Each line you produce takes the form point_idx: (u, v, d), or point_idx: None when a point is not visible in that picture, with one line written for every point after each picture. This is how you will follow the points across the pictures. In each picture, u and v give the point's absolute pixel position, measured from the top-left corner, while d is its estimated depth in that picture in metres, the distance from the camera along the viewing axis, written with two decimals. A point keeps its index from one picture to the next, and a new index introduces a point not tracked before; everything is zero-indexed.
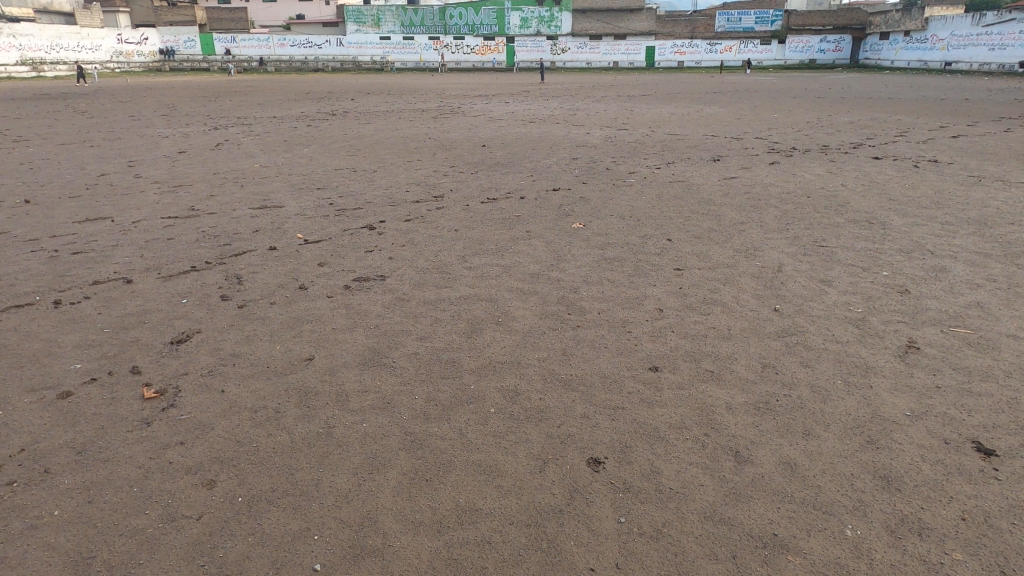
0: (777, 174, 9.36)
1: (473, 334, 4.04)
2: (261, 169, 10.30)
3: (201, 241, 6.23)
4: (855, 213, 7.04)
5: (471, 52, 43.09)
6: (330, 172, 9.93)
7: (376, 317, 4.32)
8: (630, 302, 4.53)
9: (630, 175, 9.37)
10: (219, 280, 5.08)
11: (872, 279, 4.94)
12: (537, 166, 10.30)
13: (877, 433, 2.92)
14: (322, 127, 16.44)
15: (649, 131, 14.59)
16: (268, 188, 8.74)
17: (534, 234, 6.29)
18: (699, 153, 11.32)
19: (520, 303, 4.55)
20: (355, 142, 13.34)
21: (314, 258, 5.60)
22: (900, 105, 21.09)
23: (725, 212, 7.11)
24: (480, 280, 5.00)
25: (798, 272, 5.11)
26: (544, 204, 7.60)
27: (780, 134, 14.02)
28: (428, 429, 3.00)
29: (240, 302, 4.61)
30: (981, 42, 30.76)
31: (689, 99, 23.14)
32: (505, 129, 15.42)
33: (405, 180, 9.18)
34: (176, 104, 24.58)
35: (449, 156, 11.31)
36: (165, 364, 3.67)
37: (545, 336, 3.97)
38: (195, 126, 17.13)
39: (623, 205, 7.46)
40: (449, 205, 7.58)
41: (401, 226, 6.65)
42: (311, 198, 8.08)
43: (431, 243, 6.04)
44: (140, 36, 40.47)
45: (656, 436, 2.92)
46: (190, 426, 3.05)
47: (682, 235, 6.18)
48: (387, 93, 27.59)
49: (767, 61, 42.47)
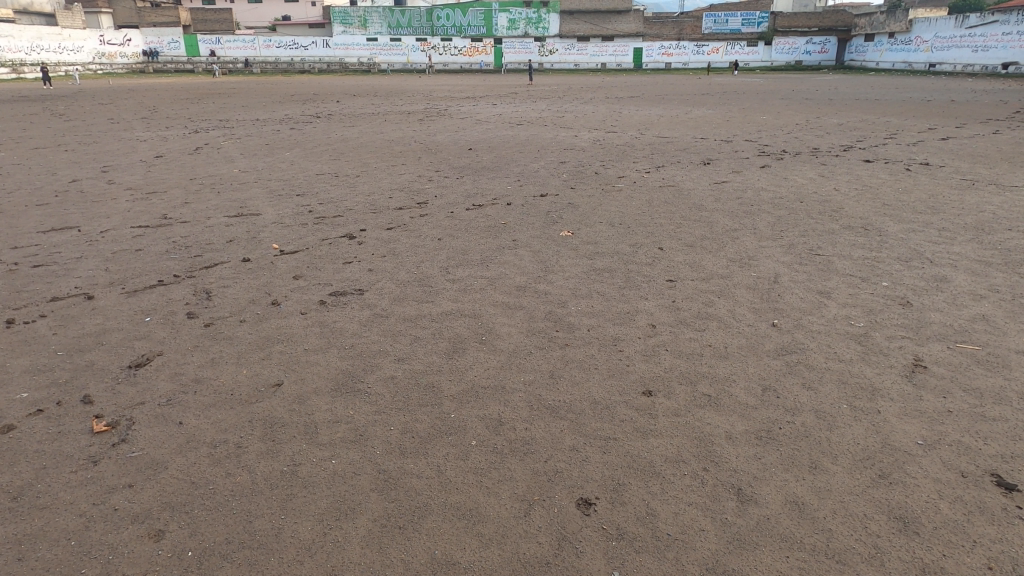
0: (768, 178, 9.19)
1: (455, 355, 3.79)
2: (240, 175, 9.99)
3: (171, 252, 5.93)
4: (850, 219, 6.87)
5: (458, 54, 42.85)
6: (312, 178, 9.63)
7: (352, 336, 4.06)
8: (621, 317, 4.30)
9: (620, 180, 9.17)
10: (186, 295, 4.79)
11: (873, 290, 4.75)
12: (524, 170, 10.08)
13: (889, 465, 2.71)
14: (306, 130, 16.13)
15: (638, 133, 14.43)
16: (246, 195, 8.44)
17: (521, 243, 6.06)
18: (689, 157, 11.15)
19: (505, 319, 4.31)
20: (338, 146, 13.05)
21: (289, 271, 5.33)
22: (887, 106, 21.10)
23: (717, 218, 6.91)
24: (464, 294, 4.76)
25: (796, 283, 4.91)
26: (531, 210, 7.37)
27: (769, 137, 13.91)
28: (403, 466, 2.75)
29: (207, 320, 4.33)
30: (964, 43, 30.99)
31: (677, 101, 23.02)
32: (493, 131, 15.19)
33: (389, 186, 8.92)
34: (157, 107, 24.11)
35: (434, 160, 11.05)
36: (119, 391, 3.39)
37: (532, 356, 3.73)
38: (175, 130, 16.74)
39: (613, 211, 7.25)
40: (434, 212, 7.33)
41: (382, 234, 6.38)
42: (290, 205, 7.79)
43: (413, 253, 5.79)
44: (122, 37, 39.84)
45: (651, 471, 2.69)
46: (140, 465, 2.78)
47: (674, 244, 5.96)
48: (373, 95, 27.21)
49: (754, 63, 42.58)
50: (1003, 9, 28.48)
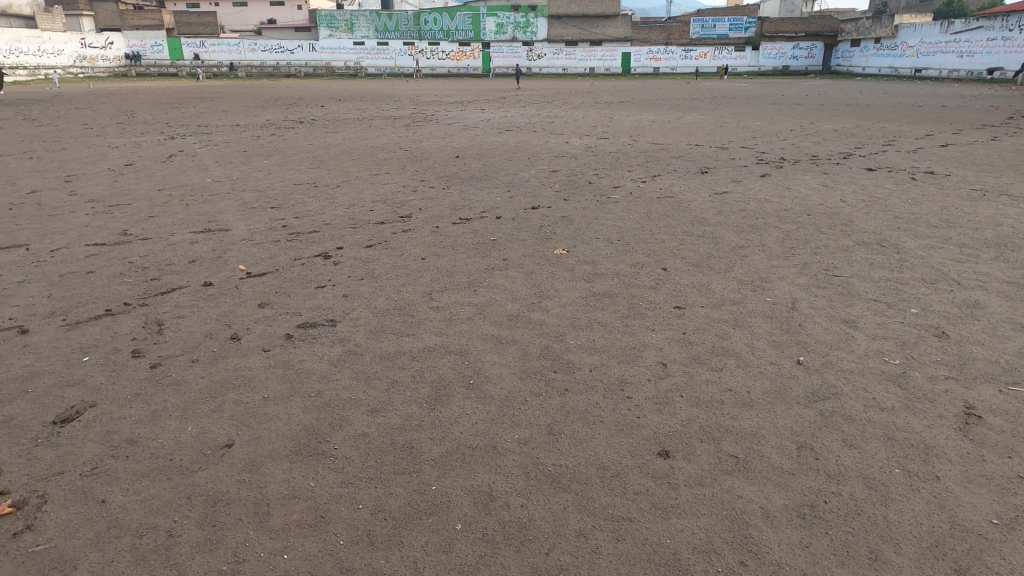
0: (770, 188, 8.78)
1: (437, 405, 3.26)
2: (212, 185, 9.40)
3: (125, 275, 5.36)
4: (862, 234, 6.43)
5: (446, 58, 42.43)
6: (289, 188, 9.09)
7: (320, 381, 3.54)
8: (627, 354, 3.81)
9: (615, 190, 8.71)
10: (135, 329, 4.24)
11: (903, 319, 4.28)
12: (514, 179, 9.61)
13: (964, 557, 2.23)
14: (287, 136, 15.60)
15: (631, 140, 13.98)
16: (217, 207, 7.90)
17: (513, 263, 5.56)
18: (685, 165, 10.75)
19: (496, 356, 3.80)
20: (320, 154, 12.47)
21: (254, 298, 4.79)
22: (878, 112, 20.88)
23: (722, 233, 6.46)
24: (449, 325, 4.25)
25: (816, 310, 4.45)
26: (522, 224, 6.89)
27: (765, 143, 13.56)
28: (372, 563, 2.23)
29: (154, 360, 3.78)
30: (950, 49, 31.00)
31: (668, 106, 22.63)
32: (481, 137, 14.74)
33: (371, 197, 8.40)
34: (135, 111, 23.42)
35: (420, 169, 10.54)
36: (36, 458, 2.84)
37: (527, 405, 3.24)
38: (151, 135, 16.12)
39: (609, 225, 6.77)
40: (418, 227, 6.82)
41: (361, 253, 5.87)
42: (263, 220, 7.24)
43: (394, 275, 5.26)
44: (104, 39, 39.07)
45: (678, 568, 2.19)
46: (43, 565, 2.23)
47: (678, 263, 5.49)
48: (358, 100, 26.61)
49: (741, 68, 42.46)
50: (989, 14, 28.52)
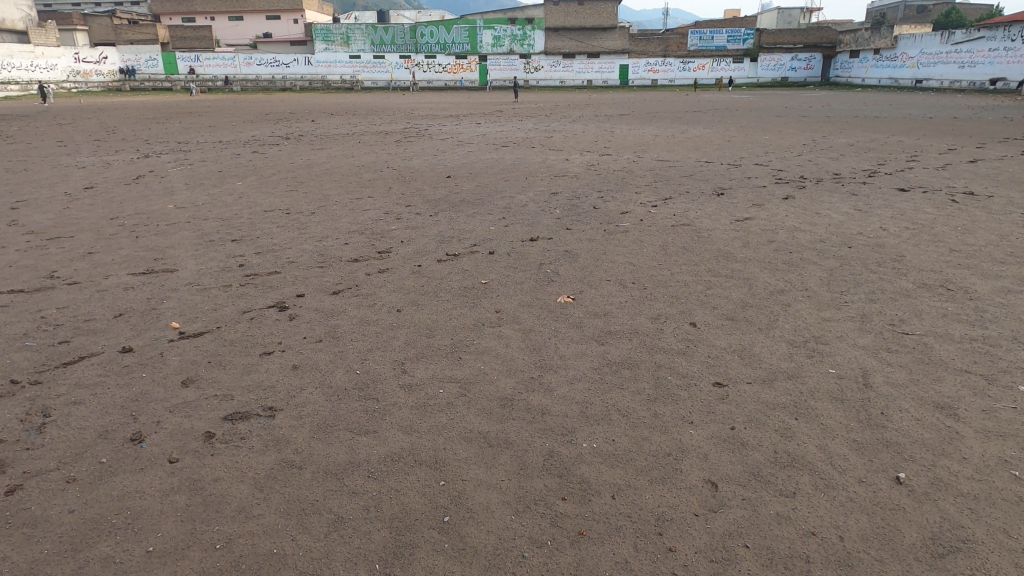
0: (797, 213, 7.84)
1: (395, 565, 2.26)
2: (173, 212, 8.43)
3: (28, 336, 4.35)
4: (920, 273, 5.45)
5: (443, 71, 41.81)
6: (259, 215, 8.13)
7: (236, 516, 2.53)
8: (661, 467, 2.80)
9: (622, 216, 7.74)
10: (9, 425, 3.23)
11: (1016, 404, 3.28)
12: (510, 203, 8.68)
13: None
14: (270, 154, 14.71)
15: (635, 156, 13.04)
16: (171, 240, 6.93)
17: (508, 317, 4.56)
18: (697, 185, 9.81)
19: (483, 471, 2.79)
20: (300, 174, 11.53)
21: (180, 373, 3.78)
22: (887, 124, 19.98)
23: (754, 273, 5.49)
24: (422, 417, 3.24)
25: (898, 389, 3.45)
26: (519, 261, 5.93)
27: (779, 159, 12.69)
28: None
29: (17, 481, 2.78)
30: (950, 59, 30.30)
31: (670, 119, 21.77)
32: (476, 154, 13.86)
33: (347, 227, 7.42)
34: (118, 126, 22.55)
35: (406, 191, 9.61)
36: None
37: (525, 569, 2.23)
38: (126, 153, 15.24)
39: (620, 263, 5.80)
40: (397, 266, 5.85)
41: (325, 303, 4.88)
42: (217, 257, 6.24)
43: (361, 336, 4.26)
44: (98, 54, 38.53)
45: None
46: None
47: (709, 317, 4.51)
48: (352, 114, 25.68)
49: (740, 79, 41.72)
50: (990, 25, 27.90)
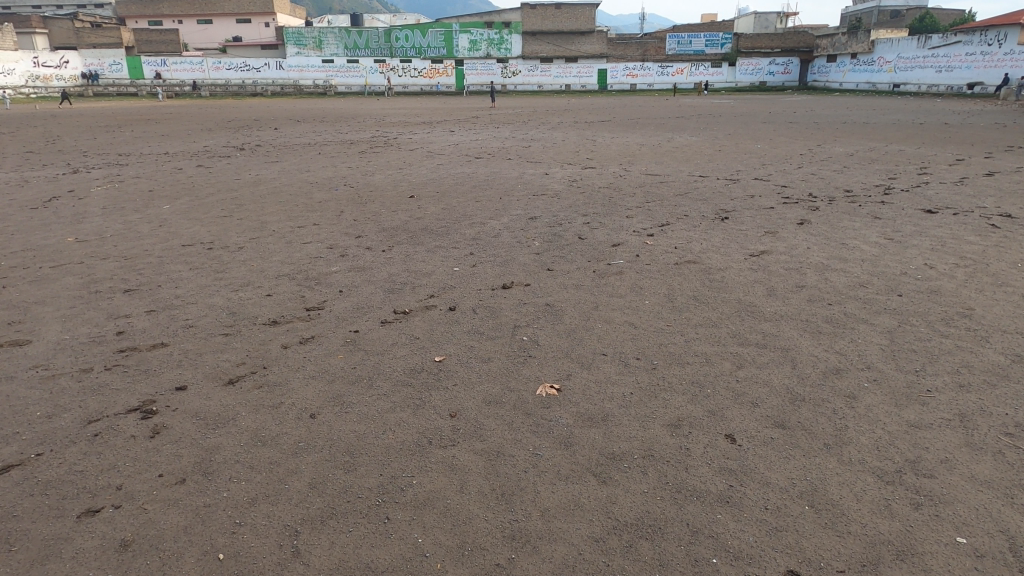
0: (819, 244, 6.60)
1: None
2: (70, 247, 6.94)
3: None
4: (1006, 338, 4.20)
5: (418, 76, 40.75)
6: (172, 252, 6.68)
7: None
8: None
9: (614, 250, 6.43)
10: None
11: None
12: (481, 231, 7.33)
13: None
14: (216, 168, 13.19)
15: (622, 170, 11.79)
16: (46, 291, 5.44)
17: (467, 427, 3.19)
18: (696, 207, 8.54)
19: None
20: (241, 194, 10.07)
21: None
22: (877, 131, 19.02)
23: (794, 339, 4.20)
24: None
25: None
26: (487, 321, 4.58)
27: (778, 172, 11.52)
28: None
29: None
30: (928, 64, 29.61)
31: (654, 126, 20.64)
32: (444, 167, 12.49)
33: (277, 269, 5.99)
34: (62, 136, 20.78)
35: (359, 216, 8.24)
36: None
37: None
38: (55, 169, 13.59)
39: (617, 324, 4.47)
40: (328, 331, 4.45)
41: (210, 404, 3.46)
42: (94, 319, 4.77)
43: (246, 471, 2.86)
44: (59, 58, 36.47)
45: None
46: None
47: (752, 423, 3.20)
48: (318, 121, 24.22)
49: (719, 84, 40.91)
50: (967, 29, 27.26)
